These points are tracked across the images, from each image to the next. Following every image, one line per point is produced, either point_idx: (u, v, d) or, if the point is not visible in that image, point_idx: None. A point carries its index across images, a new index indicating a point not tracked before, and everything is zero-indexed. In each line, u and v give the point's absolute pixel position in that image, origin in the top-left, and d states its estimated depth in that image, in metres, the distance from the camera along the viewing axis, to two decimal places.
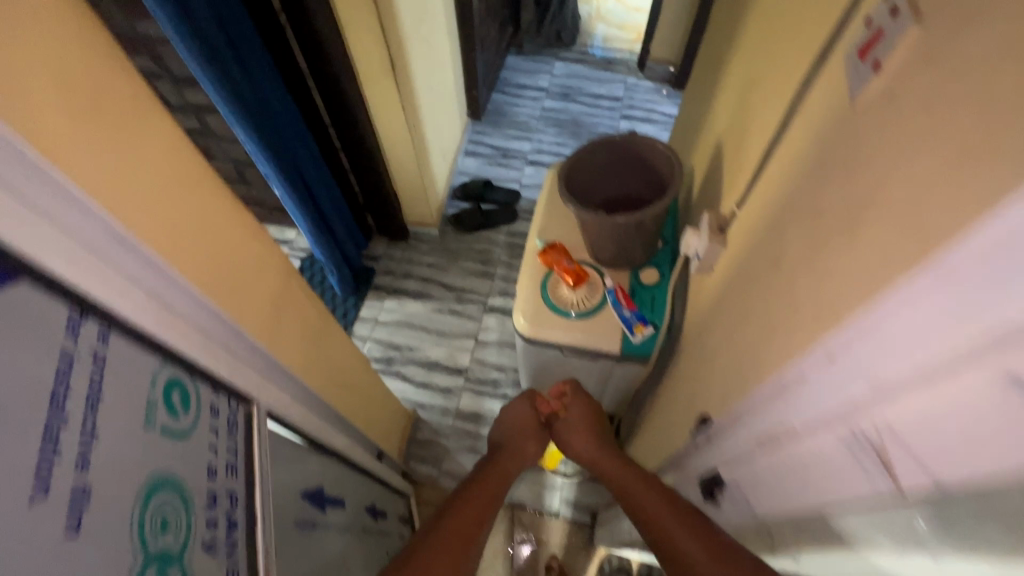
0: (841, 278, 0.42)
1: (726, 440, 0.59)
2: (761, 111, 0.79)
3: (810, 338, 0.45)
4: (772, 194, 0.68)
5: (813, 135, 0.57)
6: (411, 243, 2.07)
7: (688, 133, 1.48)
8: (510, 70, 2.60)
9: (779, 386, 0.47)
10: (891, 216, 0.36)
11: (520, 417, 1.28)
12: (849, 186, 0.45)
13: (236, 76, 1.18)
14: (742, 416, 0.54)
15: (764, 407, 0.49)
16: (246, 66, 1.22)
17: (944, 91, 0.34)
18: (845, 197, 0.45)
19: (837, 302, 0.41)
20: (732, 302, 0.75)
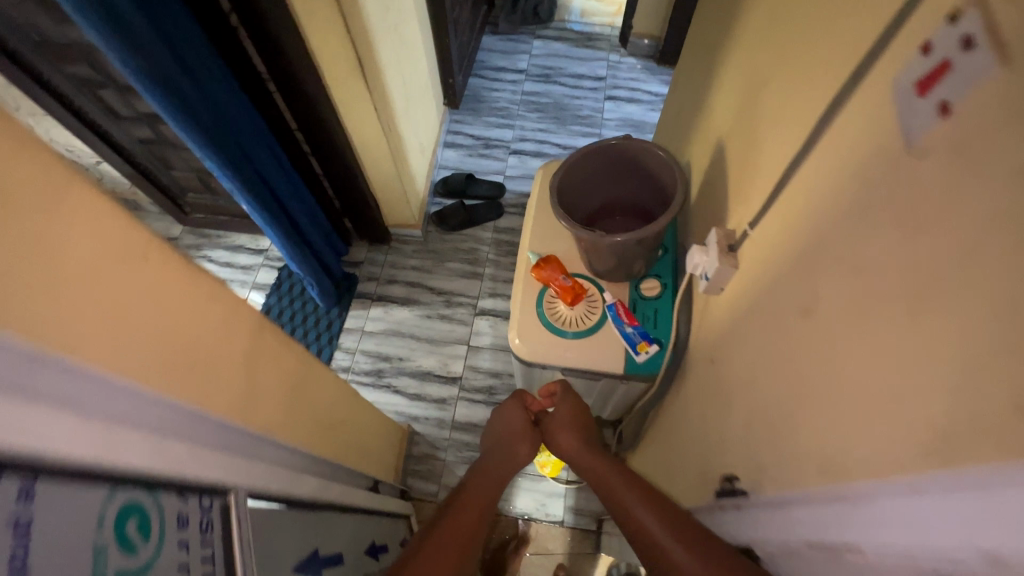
0: (925, 375, 0.36)
1: (771, 522, 0.56)
2: (774, 122, 0.72)
3: (884, 436, 0.39)
4: (794, 224, 0.61)
5: (847, 170, 0.50)
6: (393, 246, 1.97)
7: (681, 123, 1.40)
8: (486, 52, 2.46)
9: (846, 500, 0.43)
10: (1004, 322, 0.30)
11: (509, 421, 1.20)
12: (917, 254, 0.38)
13: (184, 89, 1.07)
14: (794, 508, 0.51)
15: (826, 513, 0.46)
16: (197, 77, 1.10)
17: None
18: (911, 265, 0.39)
19: (928, 407, 0.35)
20: (749, 335, 0.70)
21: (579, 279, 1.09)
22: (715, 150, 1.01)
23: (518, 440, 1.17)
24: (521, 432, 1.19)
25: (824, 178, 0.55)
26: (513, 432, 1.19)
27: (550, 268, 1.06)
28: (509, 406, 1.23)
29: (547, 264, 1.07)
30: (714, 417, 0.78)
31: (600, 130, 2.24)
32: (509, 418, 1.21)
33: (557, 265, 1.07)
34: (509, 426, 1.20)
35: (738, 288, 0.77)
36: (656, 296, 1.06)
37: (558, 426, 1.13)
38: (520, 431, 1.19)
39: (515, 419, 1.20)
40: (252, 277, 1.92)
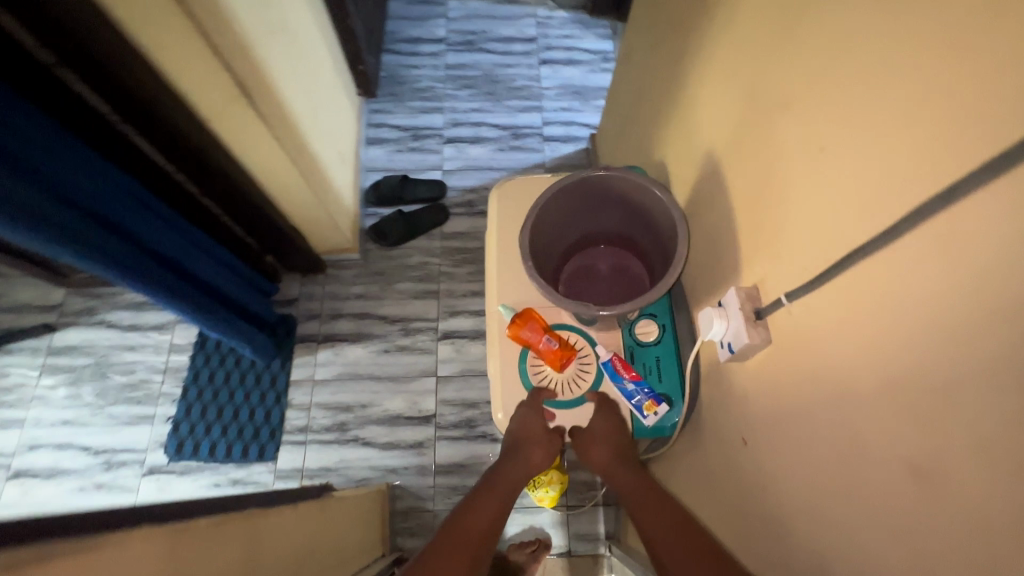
0: None
1: None
2: (813, 170, 0.56)
3: None
4: (873, 328, 0.47)
5: (984, 305, 0.36)
6: (330, 274, 1.72)
7: (644, 109, 1.21)
8: (397, 21, 2.12)
9: None
10: None
11: (525, 422, 0.88)
12: None
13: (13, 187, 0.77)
14: None
15: None
16: (26, 163, 0.80)
17: None
18: None
19: None
20: (806, 441, 0.57)
21: (564, 334, 0.93)
22: (705, 165, 0.85)
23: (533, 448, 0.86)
24: (539, 437, 0.87)
25: (929, 291, 0.41)
26: (530, 436, 0.87)
27: (530, 327, 0.89)
28: (521, 406, 0.89)
29: (527, 322, 0.89)
30: (759, 516, 0.67)
31: (540, 102, 2.00)
32: (525, 417, 0.88)
33: (538, 323, 0.89)
34: (522, 428, 0.88)
35: (775, 367, 0.64)
36: (655, 342, 0.90)
37: (597, 439, 0.86)
38: (536, 434, 0.87)
39: (533, 418, 0.88)
40: (168, 337, 1.62)
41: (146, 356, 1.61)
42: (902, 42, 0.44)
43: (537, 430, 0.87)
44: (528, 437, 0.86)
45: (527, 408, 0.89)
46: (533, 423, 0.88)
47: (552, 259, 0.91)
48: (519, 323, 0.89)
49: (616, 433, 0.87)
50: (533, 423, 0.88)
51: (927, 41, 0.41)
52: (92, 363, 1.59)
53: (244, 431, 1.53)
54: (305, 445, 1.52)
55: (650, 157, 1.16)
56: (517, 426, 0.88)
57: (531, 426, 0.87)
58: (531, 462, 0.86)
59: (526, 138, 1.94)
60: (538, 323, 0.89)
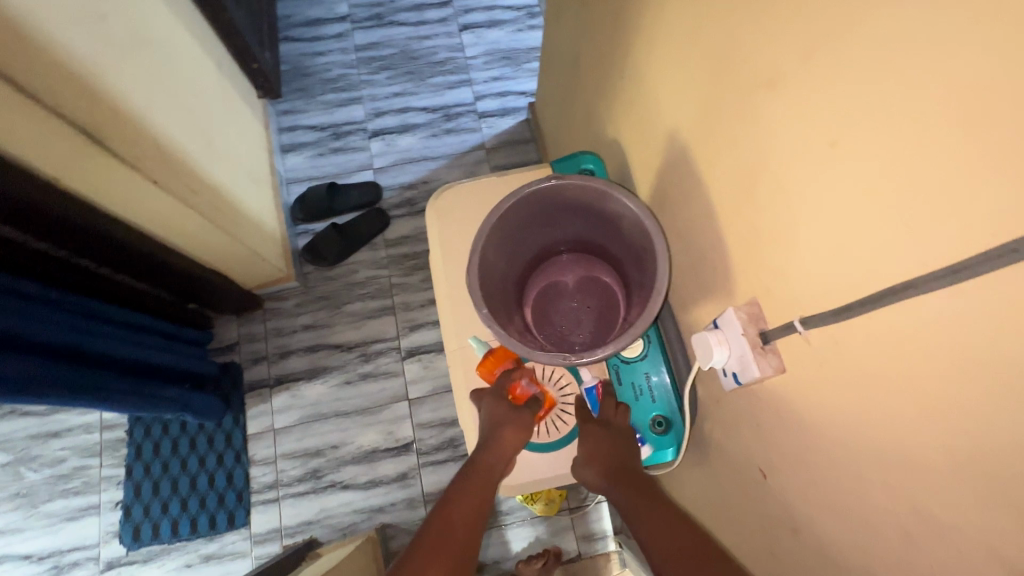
0: None
1: None
2: (827, 169, 0.44)
3: None
4: (940, 383, 0.37)
5: None
6: (269, 308, 1.54)
7: (585, 77, 1.06)
8: (289, 2, 1.85)
9: None
10: None
11: (492, 409, 0.74)
12: None
13: None
14: None
15: None
16: None
17: None
18: None
19: None
20: (851, 496, 0.48)
21: (539, 368, 0.82)
22: (672, 151, 0.72)
23: (505, 431, 0.72)
24: (509, 418, 0.74)
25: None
26: (499, 421, 0.73)
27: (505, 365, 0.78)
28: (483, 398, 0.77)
29: (501, 359, 0.79)
30: (795, 563, 0.58)
31: (469, 75, 1.80)
32: (492, 403, 0.75)
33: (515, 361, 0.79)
34: (490, 417, 0.74)
35: (794, 401, 0.54)
36: (641, 359, 0.79)
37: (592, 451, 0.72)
38: (506, 415, 0.74)
39: (499, 401, 0.75)
40: (95, 414, 1.42)
41: (75, 439, 1.41)
42: (955, 6, 0.31)
43: (506, 411, 0.74)
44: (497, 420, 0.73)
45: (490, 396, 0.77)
46: (501, 408, 0.75)
47: (511, 285, 0.77)
48: (493, 360, 0.79)
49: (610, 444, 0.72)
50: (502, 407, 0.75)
51: (1006, 8, 0.28)
52: (12, 460, 1.38)
53: (206, 500, 1.38)
54: (278, 502, 1.38)
55: (602, 134, 1.02)
56: (485, 416, 0.74)
57: (501, 410, 0.74)
58: (506, 449, 0.71)
59: (460, 118, 1.75)
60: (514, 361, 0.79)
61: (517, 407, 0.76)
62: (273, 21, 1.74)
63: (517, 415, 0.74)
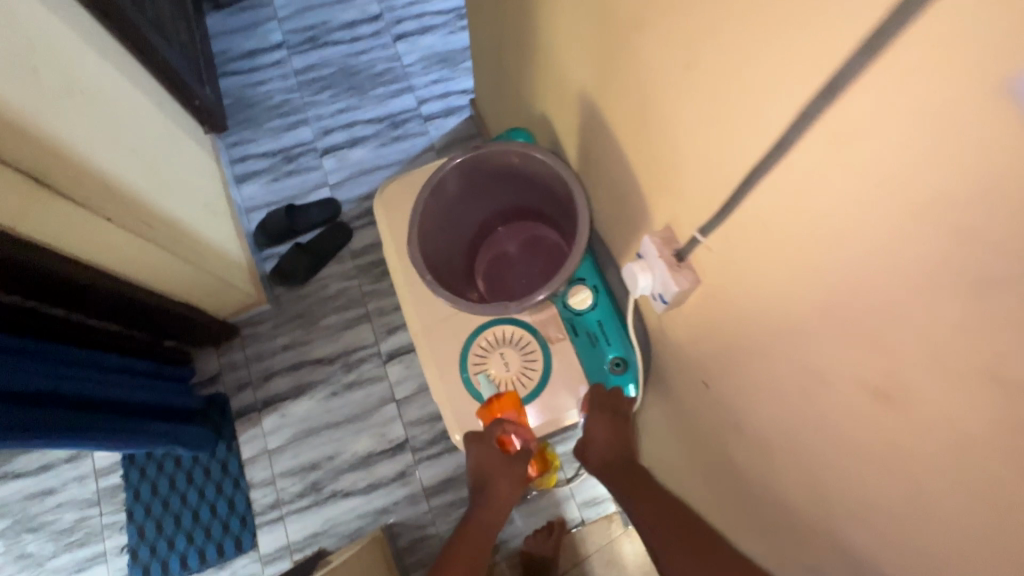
0: None
1: None
2: (690, 90, 0.49)
3: None
4: (795, 248, 0.42)
5: (909, 208, 0.30)
6: (246, 334, 1.56)
7: (509, 61, 1.11)
8: (222, 37, 1.89)
9: None
10: None
11: (480, 460, 0.77)
12: None
13: None
14: None
15: None
16: None
17: None
18: None
19: None
20: (767, 378, 0.53)
21: (499, 333, 0.87)
22: (584, 109, 0.77)
23: (499, 483, 0.76)
24: (502, 469, 0.77)
25: (845, 203, 0.35)
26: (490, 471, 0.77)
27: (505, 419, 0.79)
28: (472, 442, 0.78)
29: (503, 409, 0.79)
30: (744, 458, 0.63)
31: (409, 82, 1.85)
32: (481, 455, 0.77)
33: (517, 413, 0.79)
34: (482, 465, 0.77)
35: (714, 307, 0.59)
36: (592, 308, 0.85)
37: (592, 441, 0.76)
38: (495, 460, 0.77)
39: (490, 451, 0.77)
40: (88, 465, 1.43)
41: (71, 493, 1.41)
42: None
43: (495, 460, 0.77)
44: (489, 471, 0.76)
45: (479, 441, 0.78)
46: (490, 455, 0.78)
47: (456, 260, 0.82)
48: (493, 408, 0.79)
49: (612, 437, 0.76)
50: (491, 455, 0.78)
51: None
52: (12, 523, 1.39)
53: (211, 530, 1.39)
54: (283, 520, 1.40)
55: (531, 110, 1.07)
56: (473, 462, 0.78)
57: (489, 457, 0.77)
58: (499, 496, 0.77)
59: (406, 124, 1.80)
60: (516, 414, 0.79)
61: (508, 456, 0.78)
62: (208, 58, 1.77)
63: (508, 465, 0.78)
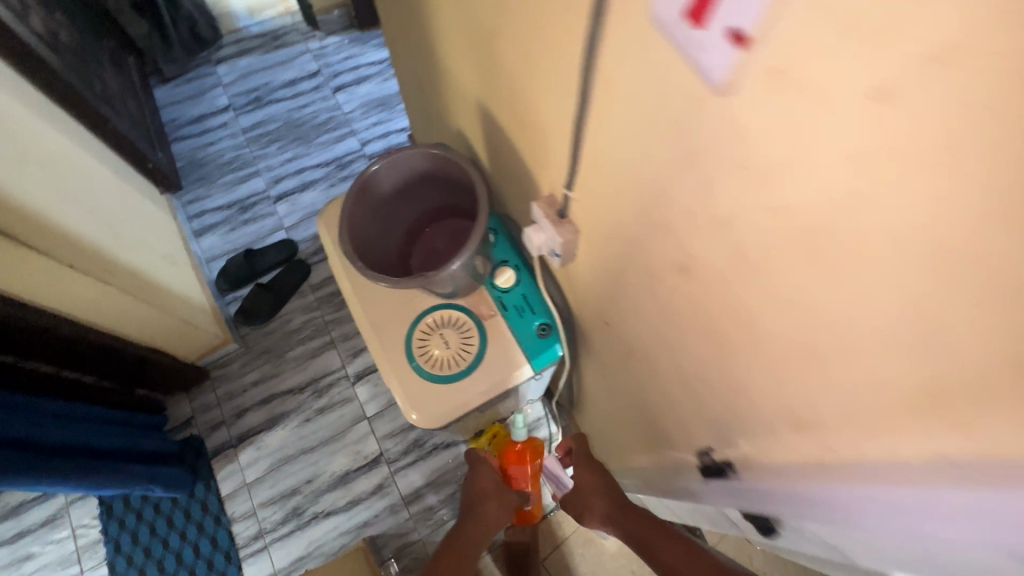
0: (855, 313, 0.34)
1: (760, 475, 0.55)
2: (532, 76, 0.63)
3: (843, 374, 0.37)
4: (613, 175, 0.55)
5: (645, 115, 0.44)
6: (217, 375, 1.62)
7: (427, 91, 1.27)
8: (171, 107, 2.03)
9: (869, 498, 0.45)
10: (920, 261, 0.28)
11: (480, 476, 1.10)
12: (773, 199, 0.35)
13: None
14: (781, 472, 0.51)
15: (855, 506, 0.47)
16: None
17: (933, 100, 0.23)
18: (773, 210, 0.35)
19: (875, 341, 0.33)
20: (633, 294, 0.65)
21: (438, 317, 0.97)
22: (481, 113, 0.91)
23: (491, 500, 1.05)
24: (497, 492, 1.09)
25: (621, 127, 0.48)
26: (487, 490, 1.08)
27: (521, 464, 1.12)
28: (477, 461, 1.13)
29: (524, 457, 1.13)
30: (642, 376, 0.74)
31: (351, 127, 2.00)
32: (481, 474, 1.10)
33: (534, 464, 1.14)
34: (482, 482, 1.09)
35: (592, 248, 0.71)
36: (516, 283, 0.97)
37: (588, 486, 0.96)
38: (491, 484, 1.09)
39: (487, 479, 1.09)
40: (66, 524, 1.44)
41: (50, 555, 1.42)
42: None
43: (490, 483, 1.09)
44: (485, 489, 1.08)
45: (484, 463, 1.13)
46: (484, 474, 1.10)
47: (391, 258, 0.94)
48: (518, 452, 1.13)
49: (596, 480, 0.95)
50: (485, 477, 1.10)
51: None
52: None
53: (196, 570, 1.41)
54: (267, 548, 1.43)
55: (450, 130, 1.22)
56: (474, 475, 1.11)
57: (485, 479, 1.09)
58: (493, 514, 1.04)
59: (352, 164, 1.94)
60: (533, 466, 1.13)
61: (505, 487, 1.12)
62: (159, 126, 1.90)
63: (498, 491, 1.09)
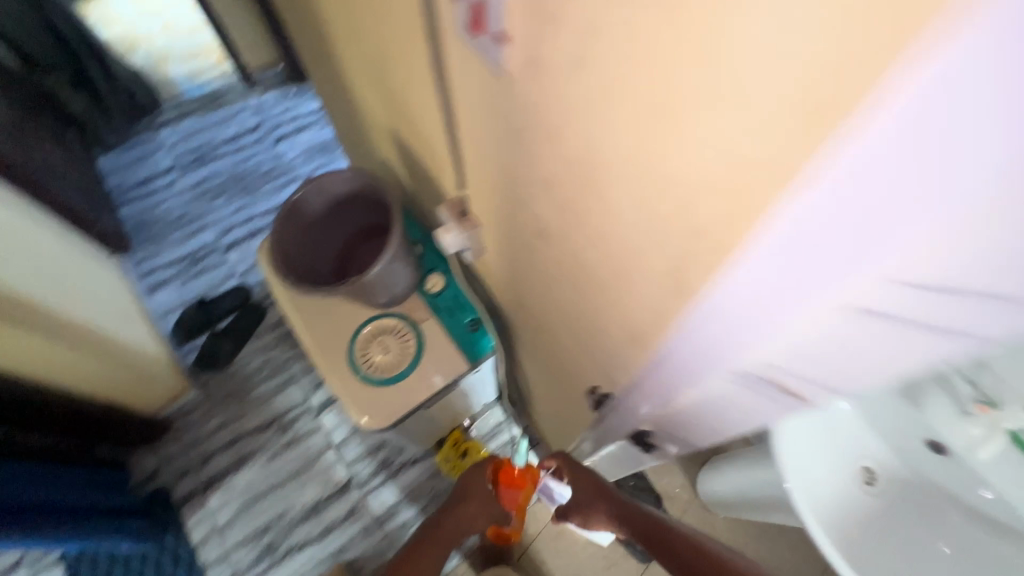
0: (626, 221, 0.43)
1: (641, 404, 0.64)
2: (413, 95, 0.74)
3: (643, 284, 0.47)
4: (483, 165, 0.65)
5: (481, 107, 0.54)
6: (180, 424, 1.64)
7: (354, 126, 1.38)
8: (116, 174, 2.09)
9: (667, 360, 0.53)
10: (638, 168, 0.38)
11: (467, 481, 1.05)
12: (561, 154, 0.45)
13: None
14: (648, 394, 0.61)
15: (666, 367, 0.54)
16: None
17: (602, 57, 0.34)
18: (564, 163, 0.45)
19: (643, 241, 0.43)
20: (525, 269, 0.74)
21: (377, 325, 1.05)
22: (392, 136, 1.02)
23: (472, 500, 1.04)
24: (483, 500, 1.04)
25: (473, 122, 0.59)
26: (470, 493, 1.05)
27: (510, 491, 0.97)
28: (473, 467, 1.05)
29: (515, 484, 0.97)
30: (552, 346, 0.83)
31: (295, 173, 2.10)
32: (468, 478, 1.05)
33: (524, 494, 0.97)
34: (468, 483, 1.05)
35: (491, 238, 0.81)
36: (445, 286, 1.06)
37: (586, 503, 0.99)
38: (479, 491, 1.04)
39: (476, 485, 1.05)
40: None
41: None
42: None
43: (478, 488, 1.04)
44: (470, 493, 1.05)
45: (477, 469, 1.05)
46: (475, 481, 1.05)
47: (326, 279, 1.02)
48: (507, 477, 0.97)
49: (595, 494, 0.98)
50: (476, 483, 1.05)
51: None
52: None
53: None
54: None
55: (376, 163, 1.33)
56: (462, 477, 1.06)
57: (474, 485, 1.04)
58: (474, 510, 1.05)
59: None
60: (520, 494, 0.97)
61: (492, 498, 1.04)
62: (104, 193, 1.96)
63: (483, 500, 1.05)
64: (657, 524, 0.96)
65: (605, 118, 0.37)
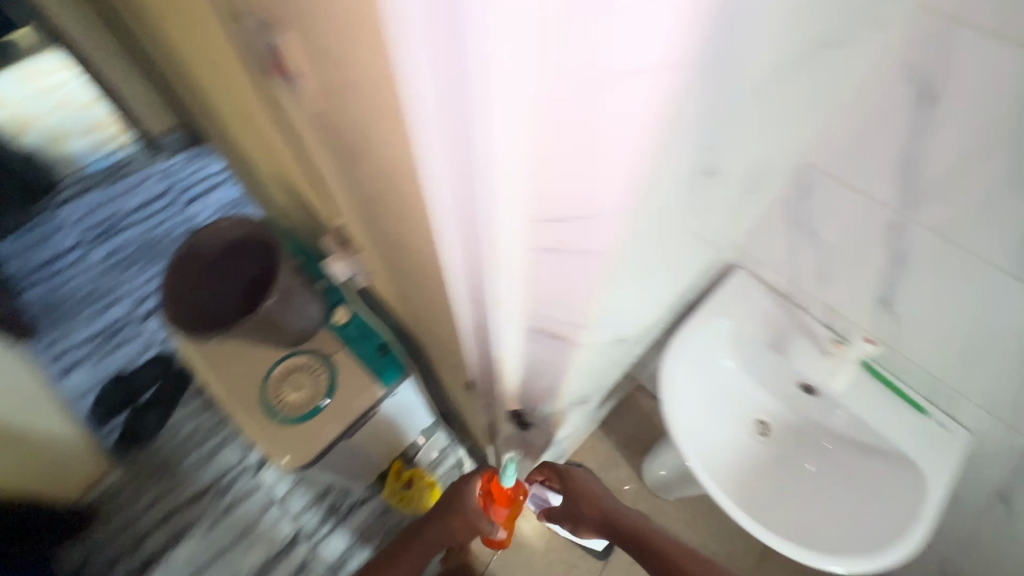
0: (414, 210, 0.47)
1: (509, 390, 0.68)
2: (275, 138, 0.78)
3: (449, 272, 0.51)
4: (339, 191, 0.70)
5: (314, 138, 0.59)
6: (108, 508, 1.55)
7: (251, 177, 1.41)
8: (15, 259, 2.00)
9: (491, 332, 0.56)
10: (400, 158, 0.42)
11: (463, 496, 1.02)
12: (370, 167, 0.50)
13: None
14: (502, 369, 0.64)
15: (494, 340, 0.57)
16: None
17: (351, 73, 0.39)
18: (375, 175, 0.50)
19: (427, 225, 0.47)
20: (404, 285, 0.79)
21: (286, 365, 1.06)
22: (278, 180, 1.06)
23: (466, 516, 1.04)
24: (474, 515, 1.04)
25: (317, 153, 0.64)
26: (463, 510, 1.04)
27: (497, 508, 0.90)
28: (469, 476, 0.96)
29: (501, 500, 0.89)
30: (448, 356, 0.87)
31: None
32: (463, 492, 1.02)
33: (508, 510, 0.91)
34: (464, 498, 1.03)
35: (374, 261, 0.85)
36: (351, 318, 1.09)
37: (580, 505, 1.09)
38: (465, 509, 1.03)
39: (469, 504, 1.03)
40: None
41: None
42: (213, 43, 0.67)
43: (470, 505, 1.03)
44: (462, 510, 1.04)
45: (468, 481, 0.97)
46: (463, 494, 1.03)
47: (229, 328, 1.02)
48: (495, 493, 0.89)
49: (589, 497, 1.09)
50: (465, 497, 1.03)
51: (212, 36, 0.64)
52: None
53: None
54: None
55: (275, 211, 1.35)
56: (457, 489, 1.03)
57: (464, 500, 1.02)
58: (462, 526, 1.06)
59: None
60: (505, 512, 0.90)
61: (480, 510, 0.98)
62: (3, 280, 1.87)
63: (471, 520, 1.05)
64: (647, 534, 1.05)
65: (371, 119, 0.42)
